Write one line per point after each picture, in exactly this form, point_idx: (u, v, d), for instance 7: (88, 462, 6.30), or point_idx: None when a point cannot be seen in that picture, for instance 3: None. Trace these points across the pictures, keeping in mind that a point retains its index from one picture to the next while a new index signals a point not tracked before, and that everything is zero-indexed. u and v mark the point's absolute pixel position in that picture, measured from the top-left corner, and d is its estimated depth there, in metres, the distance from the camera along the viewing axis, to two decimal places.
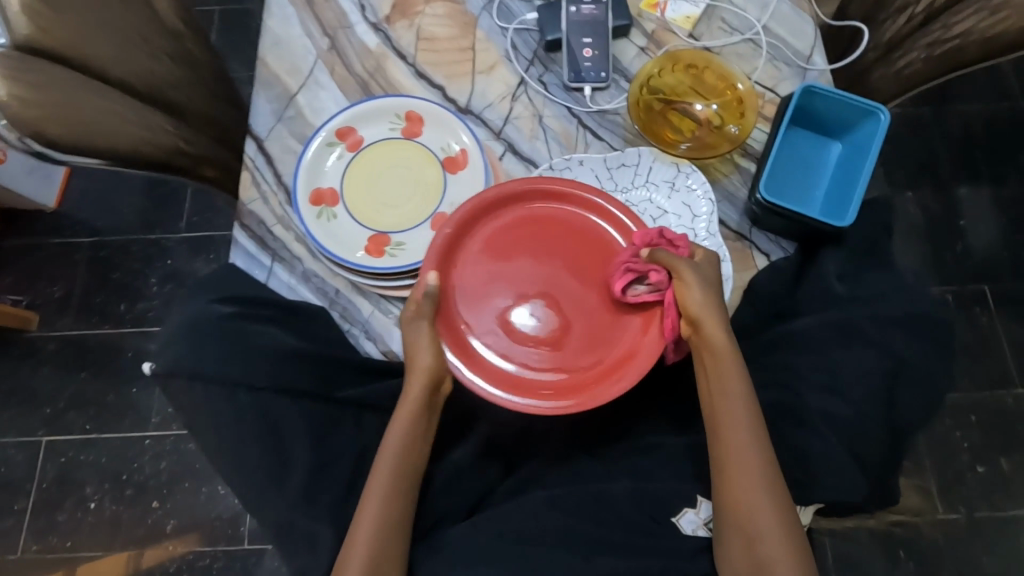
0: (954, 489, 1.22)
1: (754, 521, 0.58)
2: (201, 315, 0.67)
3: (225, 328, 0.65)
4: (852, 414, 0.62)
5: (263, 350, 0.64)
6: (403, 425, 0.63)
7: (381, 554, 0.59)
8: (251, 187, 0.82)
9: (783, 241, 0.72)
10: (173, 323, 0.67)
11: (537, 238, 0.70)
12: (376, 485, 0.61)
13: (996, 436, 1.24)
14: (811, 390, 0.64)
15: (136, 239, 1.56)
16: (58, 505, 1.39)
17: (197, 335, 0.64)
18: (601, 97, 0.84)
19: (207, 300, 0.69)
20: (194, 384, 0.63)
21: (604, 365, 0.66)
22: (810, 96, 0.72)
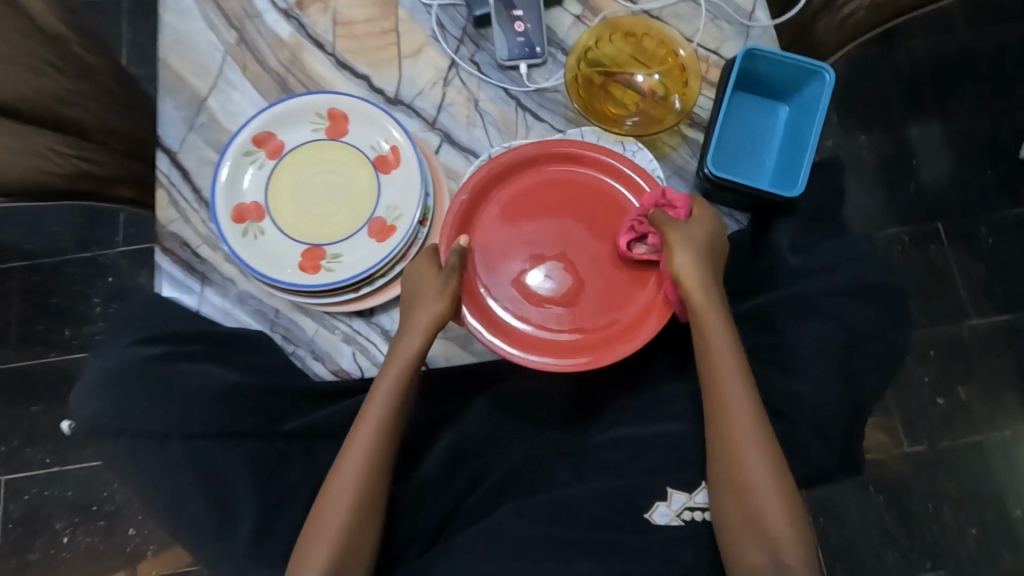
0: (917, 424, 1.27)
1: (736, 470, 0.60)
2: (124, 360, 0.68)
3: (147, 373, 0.67)
4: (811, 391, 0.62)
5: (189, 393, 0.66)
6: (375, 417, 0.63)
7: (346, 544, 0.61)
8: (168, 207, 0.75)
9: (736, 213, 0.69)
10: (100, 370, 0.69)
11: (551, 200, 0.70)
12: (346, 490, 0.62)
13: (954, 368, 1.28)
14: (770, 371, 0.64)
15: (70, 259, 1.45)
16: (30, 544, 1.34)
17: (119, 382, 0.66)
18: (538, 74, 0.78)
19: (128, 342, 0.69)
20: (120, 437, 0.64)
21: (616, 322, 0.68)
22: (754, 59, 0.68)
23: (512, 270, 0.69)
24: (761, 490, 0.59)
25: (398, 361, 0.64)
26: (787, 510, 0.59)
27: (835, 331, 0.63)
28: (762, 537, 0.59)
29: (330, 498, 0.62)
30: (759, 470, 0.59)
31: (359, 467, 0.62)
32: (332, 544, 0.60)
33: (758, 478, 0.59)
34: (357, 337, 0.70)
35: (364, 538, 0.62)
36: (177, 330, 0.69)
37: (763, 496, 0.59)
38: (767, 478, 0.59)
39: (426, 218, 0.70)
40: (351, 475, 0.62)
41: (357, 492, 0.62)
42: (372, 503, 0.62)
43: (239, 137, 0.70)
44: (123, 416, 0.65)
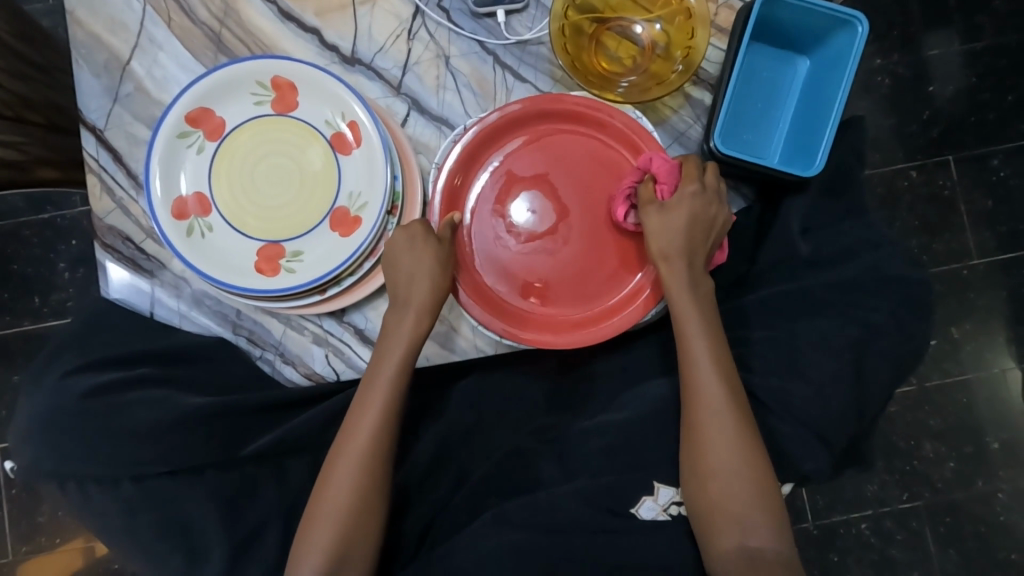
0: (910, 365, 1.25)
1: (706, 461, 0.57)
2: (58, 397, 0.63)
3: (89, 409, 0.62)
4: (815, 392, 0.57)
5: (136, 429, 0.61)
6: (376, 404, 0.60)
7: (343, 542, 0.58)
8: (103, 196, 0.66)
9: (743, 188, 0.61)
10: (35, 410, 0.63)
11: (549, 165, 0.63)
12: (342, 474, 0.59)
13: (952, 308, 1.25)
14: (769, 370, 0.59)
15: (26, 223, 1.36)
16: (36, 508, 1.32)
17: (57, 422, 0.62)
18: (518, 22, 0.67)
19: (60, 376, 0.64)
20: (68, 484, 0.61)
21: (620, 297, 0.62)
22: (774, 6, 0.57)
23: (506, 246, 0.63)
24: (733, 482, 0.56)
25: (398, 344, 0.60)
26: (765, 505, 0.56)
27: (840, 325, 0.58)
28: (731, 532, 0.56)
29: (332, 492, 0.59)
30: (733, 462, 0.56)
31: (357, 459, 0.59)
32: (330, 544, 0.58)
33: (735, 469, 0.56)
34: (329, 338, 0.64)
35: (367, 532, 0.59)
36: (117, 353, 0.63)
37: (738, 488, 0.56)
38: (745, 470, 0.56)
39: (395, 207, 0.61)
40: (350, 469, 0.59)
41: (358, 485, 0.59)
42: (370, 497, 0.59)
43: (170, 117, 0.60)
44: (72, 457, 0.61)
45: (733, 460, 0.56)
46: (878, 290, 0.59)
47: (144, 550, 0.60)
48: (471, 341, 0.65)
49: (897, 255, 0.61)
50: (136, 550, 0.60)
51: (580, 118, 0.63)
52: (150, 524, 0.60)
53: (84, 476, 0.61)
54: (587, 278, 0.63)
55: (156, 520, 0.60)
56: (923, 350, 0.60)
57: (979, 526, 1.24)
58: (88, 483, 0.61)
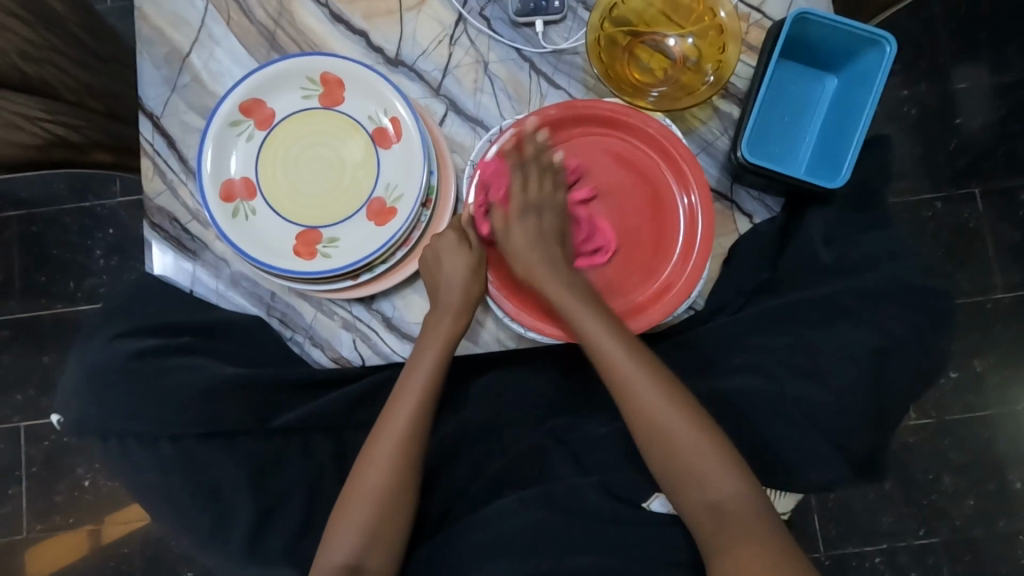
0: (929, 397, 1.24)
1: (677, 465, 0.57)
2: (106, 356, 0.65)
3: (133, 369, 0.64)
4: (835, 400, 0.57)
5: (177, 393, 0.64)
6: (413, 400, 0.62)
7: (373, 537, 0.60)
8: (154, 178, 0.70)
9: (768, 198, 0.64)
10: (83, 367, 0.66)
11: (582, 166, 0.65)
12: (379, 456, 0.61)
13: (973, 340, 1.24)
14: (788, 376, 0.59)
15: (67, 210, 1.43)
16: (54, 487, 1.41)
17: (103, 381, 0.64)
18: (555, 33, 0.70)
19: (112, 337, 0.66)
20: (108, 439, 0.63)
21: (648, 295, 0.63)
22: (804, 24, 0.59)
23: None
24: (721, 483, 0.55)
25: (438, 338, 0.63)
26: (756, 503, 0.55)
27: (861, 334, 0.58)
28: (725, 534, 0.54)
29: (364, 490, 0.61)
30: (700, 460, 0.56)
31: (392, 455, 0.61)
32: (360, 539, 0.59)
33: (700, 467, 0.56)
34: (358, 324, 0.67)
35: (396, 528, 0.61)
36: (162, 321, 0.66)
37: (725, 490, 0.55)
38: (721, 467, 0.56)
39: (429, 200, 0.64)
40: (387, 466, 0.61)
41: (392, 473, 0.61)
42: (403, 493, 0.61)
43: (224, 106, 0.63)
44: (113, 414, 0.63)
45: (701, 459, 0.56)
46: (902, 304, 0.59)
47: (173, 510, 0.62)
48: (495, 334, 0.68)
49: (925, 269, 0.61)
50: (165, 512, 0.62)
51: (616, 124, 0.64)
52: (182, 486, 0.62)
53: (116, 437, 0.63)
54: (614, 275, 0.65)
55: (186, 482, 0.62)
56: (941, 365, 0.61)
57: (995, 564, 1.21)
58: (120, 448, 0.63)
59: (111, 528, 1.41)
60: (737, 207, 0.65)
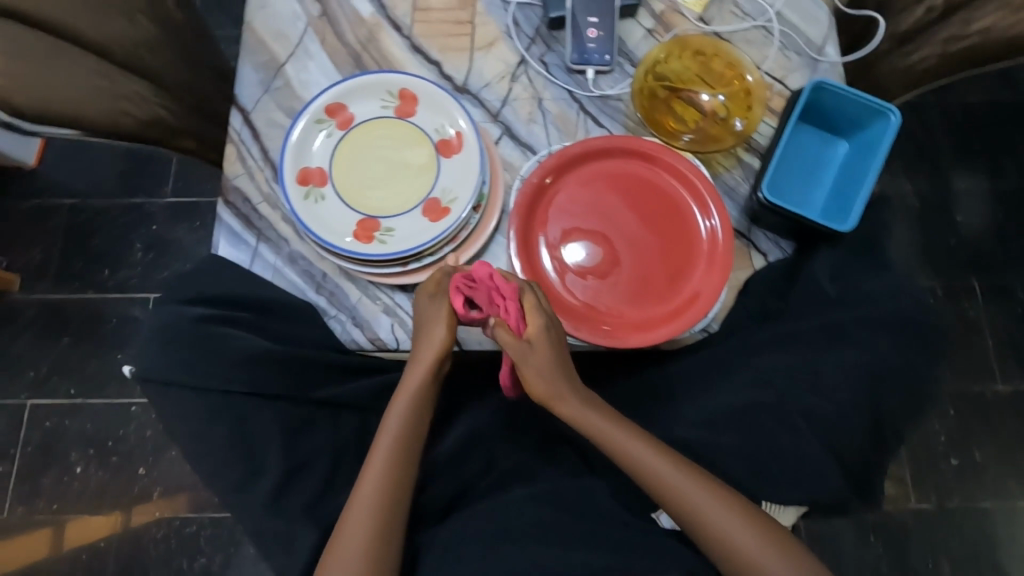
0: (928, 479, 1.24)
1: (657, 495, 0.59)
2: (173, 318, 0.70)
3: (193, 331, 0.69)
4: (838, 418, 0.61)
5: (230, 353, 0.68)
6: (411, 390, 0.65)
7: (370, 541, 0.59)
8: (236, 161, 0.78)
9: (782, 241, 0.71)
10: (148, 329, 0.71)
11: (617, 195, 0.72)
12: (381, 446, 0.64)
13: (971, 426, 1.26)
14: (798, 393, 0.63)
15: (117, 204, 1.53)
16: (44, 470, 1.42)
17: (168, 339, 0.68)
18: (604, 81, 0.80)
19: (178, 304, 0.72)
20: (169, 388, 0.67)
21: (671, 309, 0.68)
22: (820, 93, 0.69)
23: (572, 252, 0.71)
24: (704, 511, 0.57)
25: (435, 336, 0.65)
26: (751, 529, 0.56)
27: (864, 364, 0.63)
28: (727, 558, 0.56)
29: (360, 495, 0.61)
30: (674, 487, 0.58)
31: (387, 454, 0.63)
32: (360, 542, 0.59)
33: (672, 496, 0.59)
34: (398, 310, 0.72)
35: (393, 531, 0.60)
36: (221, 293, 0.71)
37: (710, 515, 0.57)
38: (693, 492, 0.58)
39: (480, 205, 0.72)
40: (380, 467, 0.63)
41: (390, 459, 0.63)
42: (399, 495, 0.62)
43: (314, 105, 0.73)
44: (171, 367, 0.67)
45: (675, 487, 0.59)
46: (904, 340, 0.64)
47: (207, 459, 0.66)
48: None
49: (925, 315, 0.66)
50: (203, 459, 0.67)
51: (648, 158, 0.72)
52: (224, 436, 0.66)
53: (171, 387, 0.67)
54: (636, 303, 0.69)
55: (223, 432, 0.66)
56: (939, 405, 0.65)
57: None
58: (164, 404, 0.68)
59: (89, 520, 1.40)
60: (754, 245, 0.71)
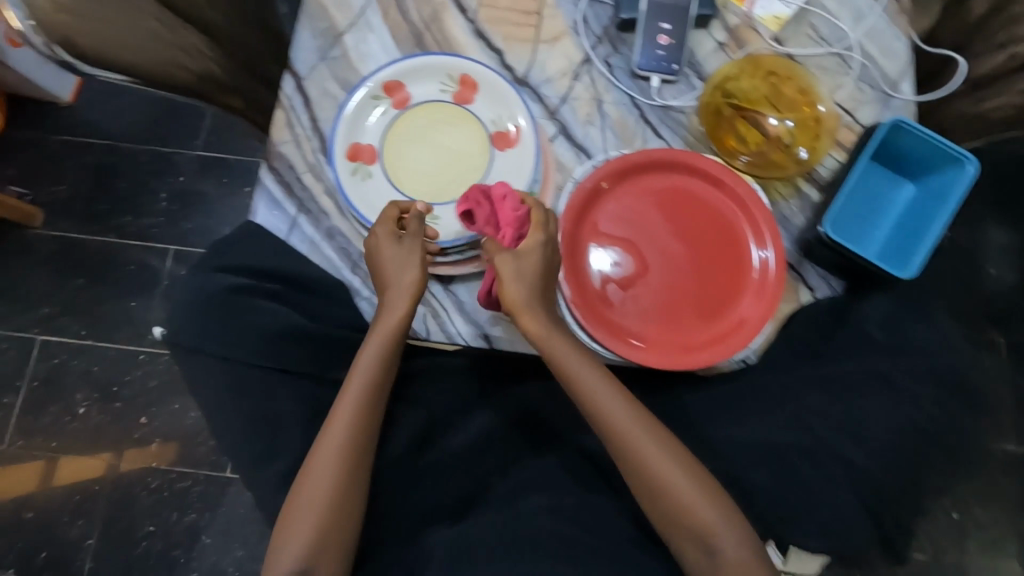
0: (928, 531, 1.22)
1: (618, 450, 0.60)
2: (203, 286, 0.68)
3: (223, 301, 0.67)
4: (874, 470, 0.60)
5: (261, 327, 0.66)
6: (374, 348, 0.64)
7: (343, 467, 0.61)
8: (284, 128, 0.76)
9: (831, 279, 0.69)
10: (175, 293, 0.69)
11: (672, 211, 0.70)
12: (343, 407, 0.63)
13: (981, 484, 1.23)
14: (835, 439, 0.61)
15: (147, 150, 1.52)
16: (46, 406, 1.42)
17: (199, 308, 0.66)
18: (668, 91, 0.78)
19: (207, 271, 0.69)
20: (195, 354, 0.66)
21: (710, 336, 0.66)
22: (897, 133, 0.66)
23: (616, 262, 0.69)
24: (661, 471, 0.59)
25: (401, 294, 0.64)
26: (705, 498, 0.58)
27: (906, 415, 0.61)
28: (683, 533, 0.58)
29: (336, 418, 0.62)
30: (634, 446, 0.60)
31: (363, 381, 0.63)
32: (333, 467, 0.61)
33: (630, 451, 0.60)
34: (432, 299, 0.71)
35: (364, 460, 0.62)
36: (253, 264, 0.69)
37: (666, 475, 0.58)
38: (654, 454, 0.59)
39: None
40: (355, 393, 0.63)
41: (354, 422, 0.62)
42: (372, 422, 0.63)
43: (373, 81, 0.71)
44: (199, 336, 0.65)
45: (636, 444, 0.60)
46: (950, 398, 0.62)
47: (225, 427, 0.66)
48: None
49: (973, 373, 0.64)
50: (221, 426, 0.66)
51: (715, 182, 0.69)
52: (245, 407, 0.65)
53: (199, 355, 0.66)
54: (665, 321, 0.67)
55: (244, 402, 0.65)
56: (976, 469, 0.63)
57: None
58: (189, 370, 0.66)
59: (84, 462, 1.40)
60: (802, 279, 0.69)
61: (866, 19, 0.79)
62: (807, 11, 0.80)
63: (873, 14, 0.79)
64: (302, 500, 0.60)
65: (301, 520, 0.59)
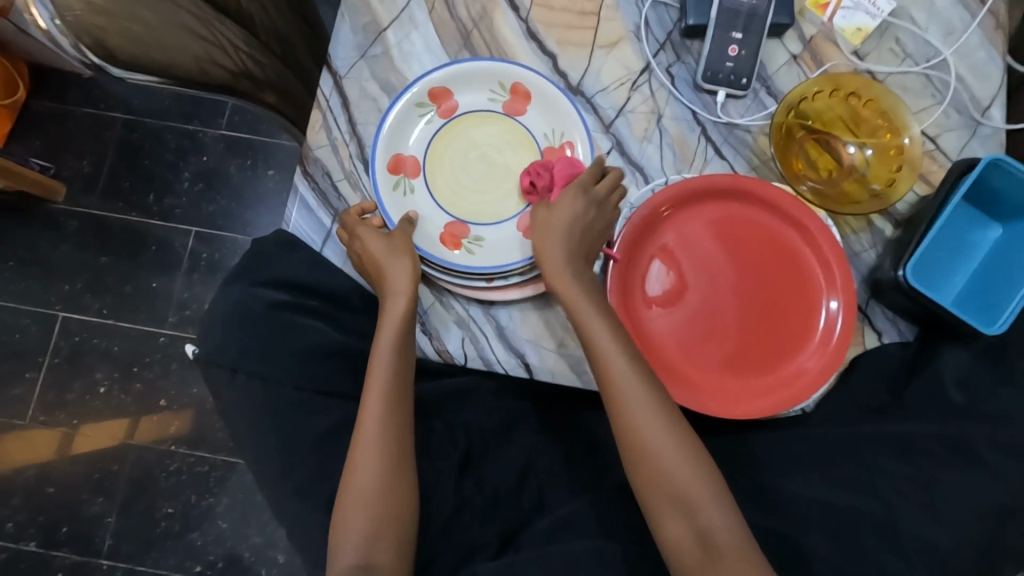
0: None
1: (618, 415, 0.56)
2: (246, 301, 0.65)
3: (266, 317, 0.64)
4: (955, 549, 0.53)
5: (306, 348, 0.64)
6: (390, 336, 0.61)
7: (387, 462, 0.58)
8: (320, 131, 0.71)
9: (900, 323, 0.65)
10: (214, 306, 0.65)
11: (732, 238, 0.65)
12: (372, 401, 0.60)
13: None
14: (909, 508, 0.55)
15: (171, 128, 1.48)
16: (68, 383, 1.42)
17: (240, 321, 0.63)
18: (733, 107, 0.72)
19: (249, 285, 0.66)
20: (237, 374, 0.62)
21: (768, 383, 0.62)
22: (993, 171, 0.60)
23: (670, 293, 0.64)
24: (653, 440, 0.55)
25: (403, 284, 0.62)
26: (701, 481, 0.54)
27: (992, 489, 0.54)
28: (685, 528, 0.53)
29: (370, 405, 0.60)
30: (630, 411, 0.56)
31: (384, 369, 0.60)
32: (379, 460, 0.58)
33: (626, 415, 0.56)
34: (471, 323, 0.67)
35: (406, 459, 0.59)
36: (296, 279, 0.66)
37: (667, 453, 0.55)
38: (657, 424, 0.55)
39: None
40: (382, 386, 0.60)
41: (389, 420, 0.59)
42: (403, 415, 0.60)
43: (418, 87, 0.66)
44: (240, 353, 0.62)
45: (633, 408, 0.56)
46: None
47: (255, 449, 0.63)
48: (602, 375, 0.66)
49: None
50: (247, 446, 0.63)
51: (776, 210, 0.64)
52: (273, 428, 0.62)
53: (241, 374, 0.62)
54: (700, 345, 0.63)
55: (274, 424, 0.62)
56: None
57: None
58: (221, 385, 0.63)
59: (105, 441, 1.40)
60: (869, 322, 0.65)
61: (957, 36, 0.72)
62: (892, 23, 0.72)
63: (964, 31, 0.72)
64: (350, 503, 0.57)
65: (355, 520, 0.57)
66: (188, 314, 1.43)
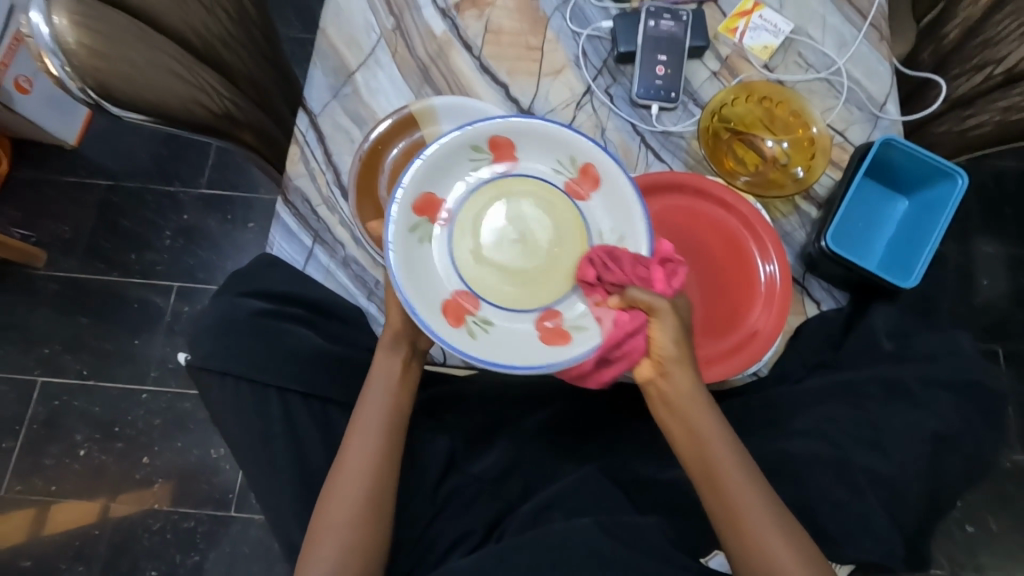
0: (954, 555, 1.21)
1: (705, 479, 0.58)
2: (231, 311, 0.68)
3: (251, 325, 0.67)
4: (898, 478, 0.59)
5: (295, 352, 0.68)
6: (380, 368, 0.65)
7: (371, 480, 0.60)
8: (299, 162, 0.78)
9: (836, 291, 0.71)
10: (202, 319, 0.69)
11: (680, 223, 0.72)
12: (359, 426, 0.63)
13: (1001, 506, 1.22)
14: (859, 448, 0.61)
15: (150, 188, 1.54)
16: (46, 449, 1.39)
17: (227, 331, 0.66)
18: (667, 118, 0.81)
19: (234, 296, 0.70)
20: (227, 377, 0.66)
21: (729, 345, 0.68)
22: (889, 149, 0.69)
23: None
24: (733, 492, 0.56)
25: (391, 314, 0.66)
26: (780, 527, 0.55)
27: (925, 424, 0.61)
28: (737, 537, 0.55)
29: (357, 426, 0.63)
30: (706, 447, 0.58)
31: (377, 397, 0.64)
32: (366, 479, 0.60)
33: (715, 485, 0.57)
34: None
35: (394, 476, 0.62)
36: (280, 291, 0.71)
37: (732, 480, 0.57)
38: (743, 484, 0.56)
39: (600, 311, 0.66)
40: (371, 413, 0.63)
41: (375, 442, 0.62)
42: (391, 435, 0.63)
43: (481, 136, 0.67)
44: (228, 361, 0.65)
45: (711, 445, 0.58)
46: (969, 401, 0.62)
47: (250, 460, 0.66)
48: None
49: (990, 376, 0.64)
50: (242, 456, 0.66)
51: (709, 197, 0.72)
52: (265, 436, 0.65)
53: (232, 376, 0.66)
54: None
55: (267, 431, 0.65)
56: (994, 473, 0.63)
57: None
58: (213, 400, 0.67)
59: (83, 505, 1.36)
60: (807, 293, 0.71)
61: (850, 46, 0.84)
62: (793, 40, 0.84)
63: (855, 41, 0.84)
64: (327, 522, 0.59)
65: (333, 536, 0.58)
66: (171, 366, 1.43)
